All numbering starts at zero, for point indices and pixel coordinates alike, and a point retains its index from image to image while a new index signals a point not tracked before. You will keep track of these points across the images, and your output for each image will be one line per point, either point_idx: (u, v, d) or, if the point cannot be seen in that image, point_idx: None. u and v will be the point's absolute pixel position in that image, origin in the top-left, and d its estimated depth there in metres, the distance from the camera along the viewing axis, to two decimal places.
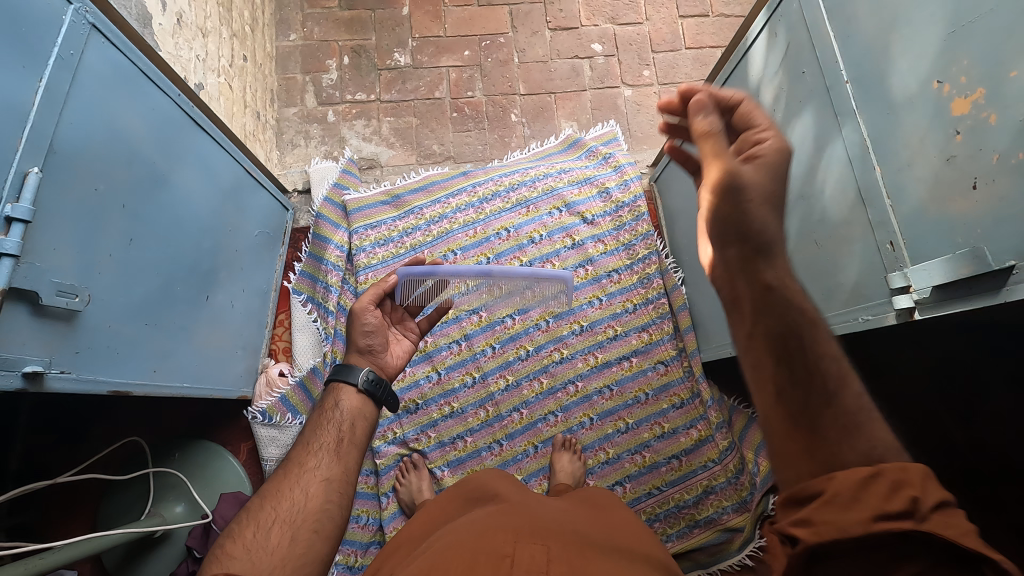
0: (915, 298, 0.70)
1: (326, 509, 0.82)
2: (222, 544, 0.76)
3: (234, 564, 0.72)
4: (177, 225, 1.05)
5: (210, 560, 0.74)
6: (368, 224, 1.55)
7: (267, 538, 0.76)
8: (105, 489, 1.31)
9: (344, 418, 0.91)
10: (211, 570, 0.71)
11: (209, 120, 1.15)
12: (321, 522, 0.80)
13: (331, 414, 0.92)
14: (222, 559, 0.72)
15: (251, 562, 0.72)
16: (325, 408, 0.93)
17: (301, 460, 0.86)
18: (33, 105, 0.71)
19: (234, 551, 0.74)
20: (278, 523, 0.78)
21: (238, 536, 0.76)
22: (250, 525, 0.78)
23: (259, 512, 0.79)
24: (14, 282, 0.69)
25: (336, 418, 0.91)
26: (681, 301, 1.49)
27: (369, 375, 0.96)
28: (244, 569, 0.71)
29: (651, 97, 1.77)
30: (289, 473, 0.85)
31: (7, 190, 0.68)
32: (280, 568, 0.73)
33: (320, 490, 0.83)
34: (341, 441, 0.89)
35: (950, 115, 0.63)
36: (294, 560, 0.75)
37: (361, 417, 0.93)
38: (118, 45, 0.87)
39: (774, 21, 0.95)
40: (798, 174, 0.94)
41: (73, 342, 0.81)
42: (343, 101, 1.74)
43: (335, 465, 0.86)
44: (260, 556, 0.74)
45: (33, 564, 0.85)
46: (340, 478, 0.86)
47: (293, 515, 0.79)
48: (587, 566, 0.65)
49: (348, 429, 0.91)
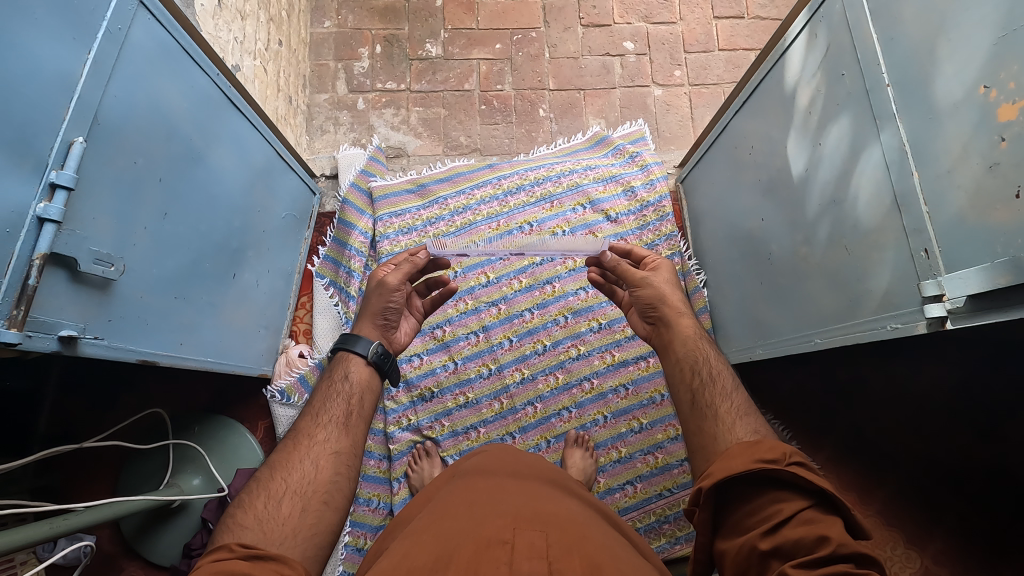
0: (948, 306, 0.69)
1: (336, 481, 0.83)
2: (233, 514, 0.76)
3: (246, 535, 0.72)
4: (209, 203, 1.07)
5: (222, 530, 0.74)
6: (393, 211, 1.56)
7: (278, 508, 0.76)
8: (126, 456, 1.34)
9: (353, 390, 0.93)
10: (224, 540, 0.72)
11: (245, 101, 1.17)
12: (330, 494, 0.81)
13: (340, 386, 0.93)
14: (235, 530, 0.73)
15: (263, 531, 0.73)
16: (334, 378, 0.95)
17: (310, 432, 0.87)
18: (80, 76, 0.73)
19: (246, 521, 0.74)
20: (289, 493, 0.78)
21: (250, 506, 0.76)
22: (261, 496, 0.78)
23: (270, 482, 0.79)
24: (55, 247, 0.71)
25: (345, 390, 0.93)
26: (702, 303, 1.47)
27: (378, 349, 0.98)
28: (256, 538, 0.72)
29: (681, 97, 1.76)
30: (298, 445, 0.85)
31: (53, 158, 0.70)
32: (292, 538, 0.74)
33: (329, 462, 0.84)
34: (349, 415, 0.90)
35: (995, 121, 0.62)
36: (305, 530, 0.76)
37: (368, 391, 0.95)
38: (162, 21, 0.89)
39: (815, 22, 0.93)
40: (831, 177, 0.92)
41: (106, 310, 0.83)
42: (373, 89, 1.76)
43: (343, 438, 0.87)
44: (273, 526, 0.74)
45: (57, 524, 0.88)
46: (348, 452, 0.87)
47: (304, 486, 0.80)
48: (583, 546, 0.67)
49: (356, 403, 0.92)
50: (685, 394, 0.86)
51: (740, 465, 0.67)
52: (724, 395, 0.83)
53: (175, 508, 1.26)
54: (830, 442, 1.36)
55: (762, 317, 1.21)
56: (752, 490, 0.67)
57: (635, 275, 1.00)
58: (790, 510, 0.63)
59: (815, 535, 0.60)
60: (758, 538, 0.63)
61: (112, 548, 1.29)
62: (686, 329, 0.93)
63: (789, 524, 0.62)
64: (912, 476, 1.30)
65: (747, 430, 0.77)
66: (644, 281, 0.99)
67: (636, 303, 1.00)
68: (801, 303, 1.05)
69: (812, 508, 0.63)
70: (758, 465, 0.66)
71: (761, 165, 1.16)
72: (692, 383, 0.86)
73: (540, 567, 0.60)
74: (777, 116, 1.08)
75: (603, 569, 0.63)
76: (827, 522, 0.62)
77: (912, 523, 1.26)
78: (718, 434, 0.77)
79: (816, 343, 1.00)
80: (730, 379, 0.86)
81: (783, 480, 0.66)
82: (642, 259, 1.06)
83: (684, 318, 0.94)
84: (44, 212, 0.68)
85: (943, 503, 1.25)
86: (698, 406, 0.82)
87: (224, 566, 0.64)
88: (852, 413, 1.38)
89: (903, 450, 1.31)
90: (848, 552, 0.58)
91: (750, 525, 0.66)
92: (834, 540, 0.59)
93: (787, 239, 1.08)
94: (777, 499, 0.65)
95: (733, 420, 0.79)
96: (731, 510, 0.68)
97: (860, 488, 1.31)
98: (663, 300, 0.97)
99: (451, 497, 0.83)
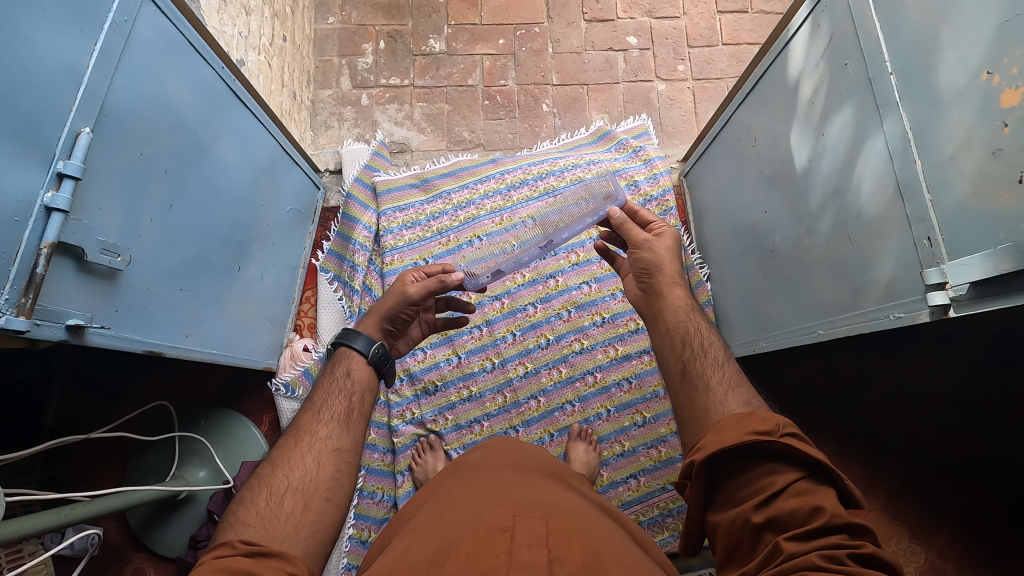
0: (950, 294, 0.69)
1: (337, 477, 0.82)
2: (236, 510, 0.76)
3: (247, 531, 0.72)
4: (215, 195, 1.08)
5: (224, 526, 0.74)
6: (397, 206, 1.57)
7: (280, 506, 0.76)
8: (132, 448, 1.35)
9: (355, 388, 0.94)
10: (225, 536, 0.71)
11: (250, 95, 1.18)
12: (332, 491, 0.81)
13: (341, 383, 0.94)
14: (237, 527, 0.73)
15: (265, 527, 0.73)
16: (335, 375, 0.96)
17: (311, 428, 0.87)
18: (87, 67, 0.74)
19: (249, 517, 0.74)
20: (291, 490, 0.78)
21: (252, 502, 0.76)
22: (263, 492, 0.77)
23: (272, 479, 0.79)
24: (62, 236, 0.72)
25: (346, 387, 0.94)
26: (706, 296, 1.47)
27: (378, 349, 0.99)
28: (258, 535, 0.72)
29: (685, 92, 1.76)
30: (300, 440, 0.85)
31: (60, 147, 0.71)
32: (294, 534, 0.74)
33: (330, 459, 0.84)
34: (350, 411, 0.91)
35: (998, 107, 0.62)
36: (307, 527, 0.76)
37: (367, 390, 0.96)
38: (168, 14, 0.89)
39: (819, 12, 0.93)
40: (834, 168, 0.92)
41: (112, 300, 0.84)
42: (377, 85, 1.76)
43: (345, 435, 0.88)
44: (274, 523, 0.74)
45: (65, 513, 0.88)
46: (349, 449, 0.87)
47: (305, 482, 0.79)
48: (585, 535, 0.67)
49: (357, 400, 0.93)
50: (675, 364, 0.86)
51: (733, 437, 0.67)
52: (716, 366, 0.83)
53: (180, 501, 1.27)
54: (833, 438, 1.37)
55: (766, 311, 1.21)
56: (745, 462, 0.67)
57: (638, 238, 1.00)
58: (782, 482, 0.64)
59: (809, 505, 0.60)
60: (750, 511, 0.63)
61: (119, 540, 1.30)
62: (677, 300, 0.92)
63: (783, 495, 0.63)
64: (918, 470, 1.29)
65: (739, 402, 0.78)
66: (644, 243, 0.99)
67: (633, 267, 1.00)
68: (805, 296, 1.05)
69: (806, 479, 0.64)
70: (752, 437, 0.66)
71: (763, 158, 1.16)
72: (683, 353, 0.86)
73: (540, 555, 0.60)
74: (780, 109, 1.08)
75: (604, 559, 0.63)
76: (821, 492, 0.62)
77: (916, 516, 1.26)
78: (710, 406, 0.78)
79: (819, 334, 1.00)
80: (721, 350, 0.87)
81: (776, 451, 0.66)
82: (648, 224, 1.05)
83: (677, 289, 0.94)
84: (51, 202, 0.69)
85: (948, 497, 1.24)
86: (688, 378, 0.82)
87: (227, 563, 0.65)
88: (857, 408, 1.37)
89: (909, 444, 1.31)
90: (842, 522, 0.59)
91: (742, 497, 0.66)
92: (828, 510, 0.60)
93: (790, 231, 1.08)
94: (770, 470, 0.65)
95: (726, 392, 0.79)
96: (724, 482, 0.68)
97: (866, 480, 1.32)
98: (660, 266, 0.96)
99: (453, 489, 0.83)
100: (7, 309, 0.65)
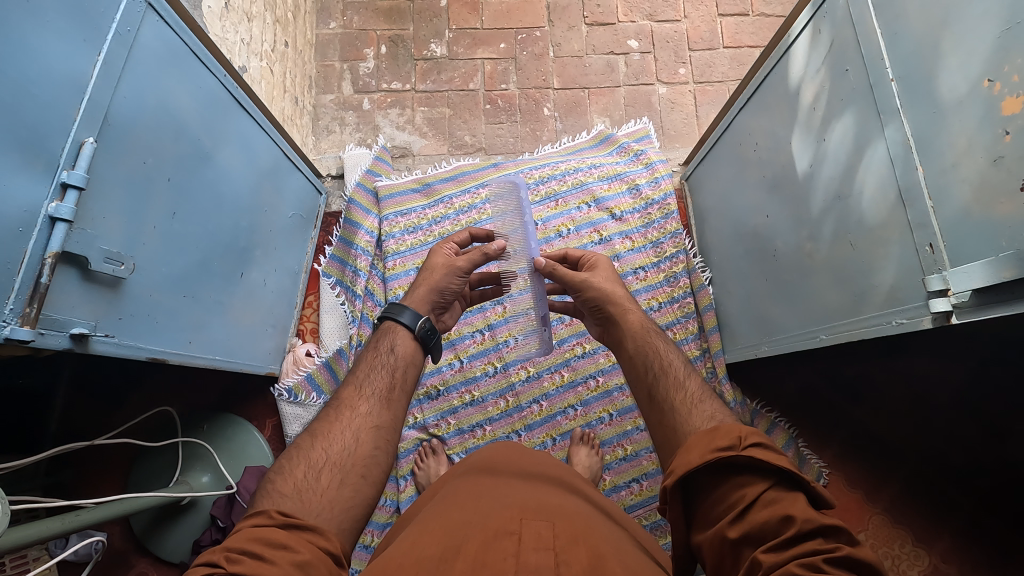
0: (953, 301, 0.69)
1: (375, 455, 0.81)
2: (273, 480, 0.75)
3: (285, 502, 0.71)
4: (217, 201, 1.08)
5: (261, 495, 0.73)
6: (399, 210, 1.57)
7: (317, 479, 0.75)
8: (135, 454, 1.35)
9: (398, 363, 0.92)
10: (262, 505, 0.71)
11: (252, 102, 1.18)
12: (368, 468, 0.80)
13: (385, 358, 0.92)
14: (274, 496, 0.72)
15: (301, 500, 0.72)
16: (379, 350, 0.94)
17: (352, 403, 0.86)
18: (91, 77, 0.74)
19: (286, 488, 0.73)
20: (329, 465, 0.77)
21: (290, 472, 0.75)
22: (302, 463, 0.76)
23: (311, 451, 0.78)
24: (66, 246, 0.72)
25: (389, 362, 0.92)
26: (707, 301, 1.47)
27: (425, 323, 0.98)
28: (295, 507, 0.71)
29: (686, 95, 1.76)
30: (340, 415, 0.84)
31: (64, 158, 0.71)
32: (329, 509, 0.73)
33: (369, 436, 0.82)
34: (391, 389, 0.89)
35: (999, 114, 0.62)
36: (342, 502, 0.75)
37: (411, 365, 0.94)
38: (170, 22, 0.90)
39: (820, 18, 0.93)
40: (836, 173, 0.92)
41: (116, 308, 0.84)
42: (379, 89, 1.77)
43: (384, 413, 0.86)
44: (311, 496, 0.73)
45: (70, 520, 0.89)
46: (388, 426, 0.86)
47: (344, 458, 0.78)
48: (590, 537, 0.67)
49: (400, 376, 0.91)
50: (642, 389, 0.86)
51: (696, 458, 0.66)
52: (678, 385, 0.82)
53: (184, 506, 1.27)
54: (836, 440, 1.35)
55: (768, 314, 1.21)
56: (714, 478, 0.67)
57: (577, 279, 1.02)
58: (753, 493, 0.63)
59: (780, 515, 0.60)
60: (726, 527, 0.62)
61: (122, 545, 1.30)
62: (632, 324, 0.95)
63: (754, 508, 0.62)
64: (922, 474, 1.29)
65: (704, 418, 0.75)
66: (585, 283, 1.01)
67: (585, 306, 1.04)
68: (807, 301, 1.04)
69: (774, 489, 0.63)
70: (714, 455, 0.65)
71: (765, 162, 1.16)
72: (646, 379, 0.86)
73: (547, 559, 0.61)
74: (782, 113, 1.08)
75: (608, 560, 0.63)
76: (790, 500, 0.62)
77: (921, 519, 1.25)
78: (678, 426, 0.76)
79: (821, 339, 1.00)
80: (682, 368, 0.86)
81: (742, 464, 0.66)
82: (581, 260, 1.10)
83: (629, 314, 0.97)
84: (55, 212, 0.69)
85: (952, 499, 1.25)
86: (655, 402, 0.82)
87: (263, 533, 0.65)
88: (861, 412, 1.36)
89: (911, 447, 1.31)
90: (814, 528, 0.58)
91: (717, 514, 0.65)
92: (799, 518, 0.59)
93: (792, 236, 1.08)
94: (740, 483, 0.65)
95: (691, 409, 0.77)
96: (699, 500, 0.67)
97: (868, 484, 1.30)
98: (608, 300, 1.00)
99: (458, 490, 0.83)
100: (12, 319, 0.65)
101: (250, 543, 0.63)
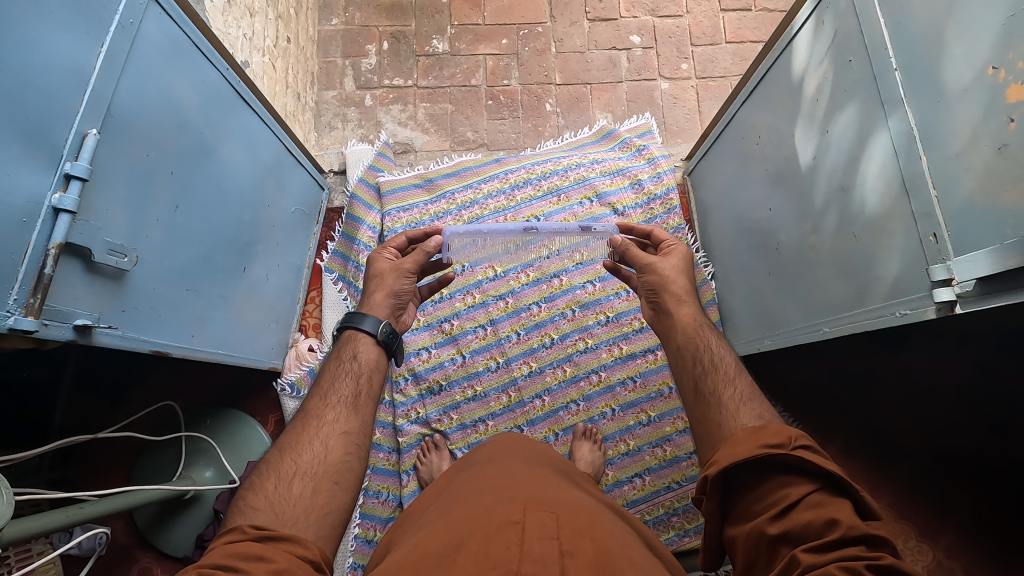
0: (956, 291, 0.69)
1: (346, 460, 0.82)
2: (244, 496, 0.75)
3: (257, 516, 0.72)
4: (220, 196, 1.08)
5: (234, 513, 0.73)
6: (400, 206, 1.57)
7: (289, 490, 0.75)
8: (140, 448, 1.36)
9: (362, 370, 0.92)
10: (235, 522, 0.71)
11: (255, 97, 1.18)
12: (341, 474, 0.80)
13: (348, 367, 0.92)
14: (246, 511, 0.72)
15: (275, 513, 0.72)
16: (342, 359, 0.93)
17: (319, 412, 0.86)
18: (94, 68, 0.75)
19: (258, 502, 0.73)
20: (299, 475, 0.77)
21: (261, 487, 0.75)
22: (272, 477, 0.77)
23: (281, 464, 0.78)
24: (70, 237, 0.72)
25: (353, 370, 0.91)
26: (711, 296, 1.47)
27: (387, 327, 0.97)
28: (268, 519, 0.71)
29: (688, 90, 1.75)
30: (308, 426, 0.84)
31: (67, 149, 0.71)
32: (305, 518, 0.73)
33: (338, 443, 0.83)
34: (358, 395, 0.89)
35: (1004, 101, 0.62)
36: (317, 510, 0.75)
37: (376, 371, 0.94)
38: (172, 15, 0.90)
39: (822, 9, 0.93)
40: (839, 164, 0.92)
41: (120, 300, 0.84)
42: (381, 85, 1.77)
43: (352, 419, 0.86)
44: (284, 508, 0.73)
45: (75, 513, 0.89)
46: (358, 432, 0.86)
47: (313, 467, 0.79)
48: (594, 530, 0.67)
49: (365, 383, 0.91)
50: (689, 381, 0.87)
51: (745, 451, 0.67)
52: (727, 381, 0.83)
53: (188, 499, 1.28)
54: (839, 434, 1.35)
55: (771, 308, 1.20)
56: (759, 475, 0.67)
57: (643, 260, 1.03)
58: (797, 494, 0.63)
59: (825, 518, 0.60)
60: (766, 524, 0.63)
61: (127, 539, 1.31)
62: (685, 317, 0.94)
63: (798, 508, 0.62)
64: (927, 470, 1.29)
65: (751, 415, 0.77)
66: (649, 266, 1.01)
67: (643, 287, 1.03)
68: (810, 293, 1.04)
69: (821, 491, 0.63)
70: (763, 451, 0.66)
71: (768, 156, 1.16)
72: (694, 371, 0.86)
73: (551, 547, 0.60)
74: (784, 106, 1.08)
75: (615, 555, 0.63)
76: (836, 505, 0.62)
77: (925, 515, 1.25)
78: (723, 421, 0.77)
79: (824, 331, 1.00)
80: (732, 365, 0.86)
81: (789, 464, 0.66)
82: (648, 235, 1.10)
83: (684, 306, 0.96)
84: (59, 203, 0.70)
85: (956, 495, 1.25)
86: (701, 395, 0.83)
87: (238, 548, 0.64)
88: (863, 406, 1.36)
89: (916, 444, 1.30)
90: (860, 535, 0.58)
91: (757, 511, 0.65)
92: (844, 523, 0.59)
93: (795, 228, 1.08)
94: (784, 483, 0.65)
95: (737, 406, 0.78)
96: (741, 495, 0.68)
97: (871, 480, 1.30)
98: (665, 286, 0.99)
99: (462, 485, 0.83)
100: (16, 309, 0.65)
101: (224, 559, 0.63)
